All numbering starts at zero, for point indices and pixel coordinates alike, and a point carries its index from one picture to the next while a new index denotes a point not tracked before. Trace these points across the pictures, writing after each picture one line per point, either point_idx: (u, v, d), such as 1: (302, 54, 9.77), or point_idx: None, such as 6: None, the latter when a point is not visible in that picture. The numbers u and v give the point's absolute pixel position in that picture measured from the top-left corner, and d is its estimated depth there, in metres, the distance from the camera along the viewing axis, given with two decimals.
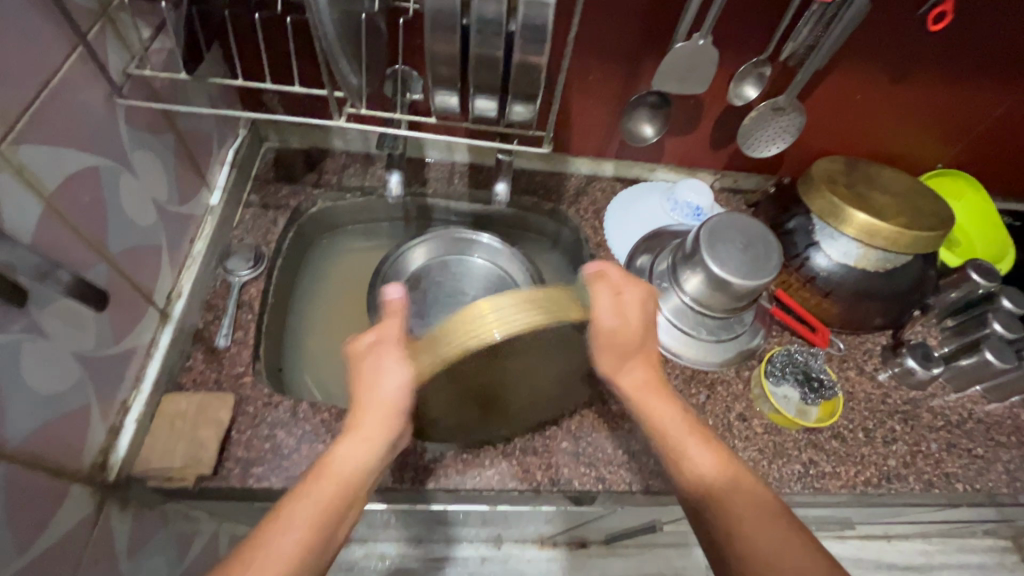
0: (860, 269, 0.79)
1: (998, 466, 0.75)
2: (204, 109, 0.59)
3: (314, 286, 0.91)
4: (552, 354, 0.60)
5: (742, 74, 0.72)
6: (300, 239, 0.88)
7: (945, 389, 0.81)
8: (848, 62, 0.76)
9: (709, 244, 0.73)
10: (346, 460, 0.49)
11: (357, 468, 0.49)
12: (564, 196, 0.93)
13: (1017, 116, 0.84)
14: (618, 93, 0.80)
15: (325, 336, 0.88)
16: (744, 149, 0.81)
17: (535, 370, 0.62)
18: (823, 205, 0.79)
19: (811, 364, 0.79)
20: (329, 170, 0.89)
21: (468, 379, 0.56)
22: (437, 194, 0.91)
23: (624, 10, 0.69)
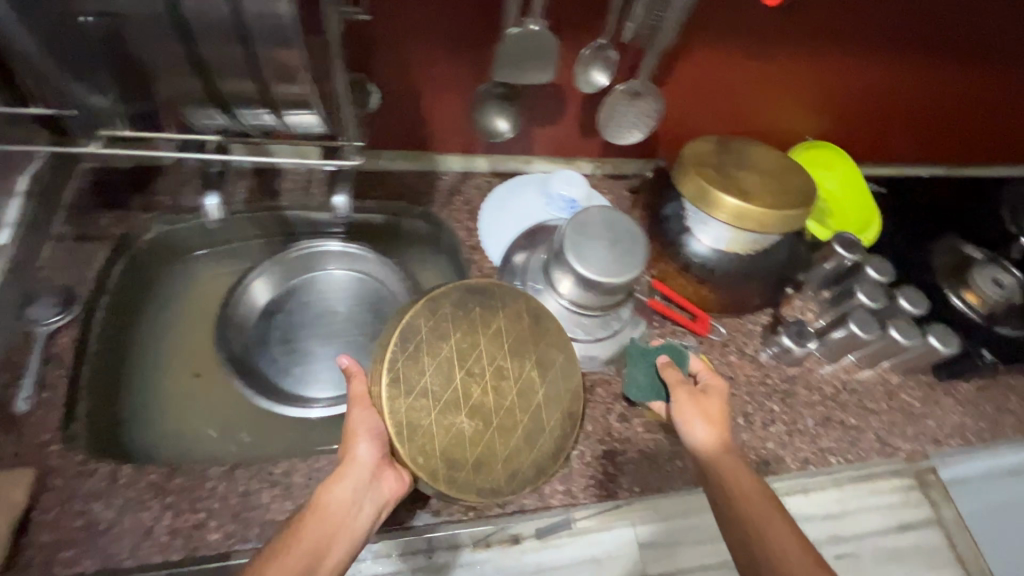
0: (732, 252, 0.78)
1: (870, 434, 0.78)
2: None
3: (163, 322, 0.79)
4: (518, 351, 0.66)
5: (586, 60, 0.66)
6: (135, 272, 0.77)
7: (821, 363, 0.82)
8: (703, 41, 0.73)
9: (573, 243, 0.69)
10: (336, 498, 0.54)
11: (343, 505, 0.54)
12: (436, 196, 0.85)
13: (875, 82, 0.84)
14: (470, 83, 0.73)
15: (172, 370, 0.77)
16: (606, 136, 0.75)
17: (524, 385, 0.65)
18: (693, 190, 0.76)
19: None
20: (163, 190, 0.78)
21: (456, 400, 0.61)
22: (294, 207, 0.82)
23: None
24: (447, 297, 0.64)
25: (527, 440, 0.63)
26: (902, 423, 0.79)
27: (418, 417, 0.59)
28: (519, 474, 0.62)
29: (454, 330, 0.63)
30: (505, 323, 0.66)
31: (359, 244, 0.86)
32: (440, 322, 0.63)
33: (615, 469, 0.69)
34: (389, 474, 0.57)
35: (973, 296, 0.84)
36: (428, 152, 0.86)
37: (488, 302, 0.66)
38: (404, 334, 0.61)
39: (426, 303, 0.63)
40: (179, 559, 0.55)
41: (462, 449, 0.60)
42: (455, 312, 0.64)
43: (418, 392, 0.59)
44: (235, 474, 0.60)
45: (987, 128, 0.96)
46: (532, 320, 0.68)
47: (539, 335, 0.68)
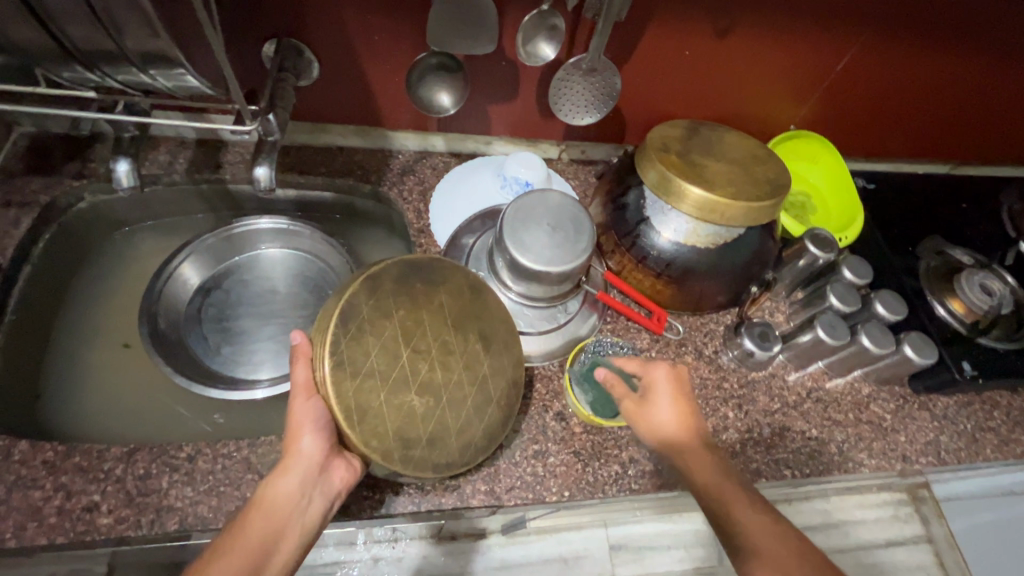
0: (691, 245, 0.73)
1: (831, 448, 0.72)
2: None
3: (95, 293, 0.77)
4: (462, 326, 0.61)
5: (528, 29, 0.61)
6: (67, 241, 0.74)
7: (786, 369, 0.77)
8: (664, 15, 0.67)
9: (512, 230, 0.65)
10: (279, 496, 0.49)
11: (288, 503, 0.49)
12: (387, 176, 0.81)
13: (861, 68, 0.78)
14: (413, 53, 0.69)
15: (102, 340, 0.75)
16: (556, 113, 0.70)
17: (469, 360, 0.60)
18: (651, 176, 0.71)
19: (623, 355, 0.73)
20: (98, 158, 0.74)
21: (404, 379, 0.56)
22: (237, 181, 0.78)
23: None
24: (386, 272, 0.58)
25: (477, 414, 0.60)
26: (868, 438, 0.74)
27: (367, 400, 0.53)
28: (474, 446, 0.59)
29: (397, 308, 0.57)
30: (448, 298, 0.61)
31: (300, 221, 0.83)
32: (382, 299, 0.57)
33: (545, 471, 0.65)
34: (338, 467, 0.52)
35: (959, 305, 0.77)
36: (379, 128, 0.81)
37: (432, 277, 0.61)
38: (345, 314, 0.54)
39: (366, 279, 0.56)
40: (66, 542, 0.53)
41: (414, 427, 0.55)
42: (398, 288, 0.58)
43: (364, 374, 0.54)
44: (134, 456, 0.57)
45: (984, 124, 0.89)
46: (475, 294, 0.63)
47: (484, 311, 0.63)
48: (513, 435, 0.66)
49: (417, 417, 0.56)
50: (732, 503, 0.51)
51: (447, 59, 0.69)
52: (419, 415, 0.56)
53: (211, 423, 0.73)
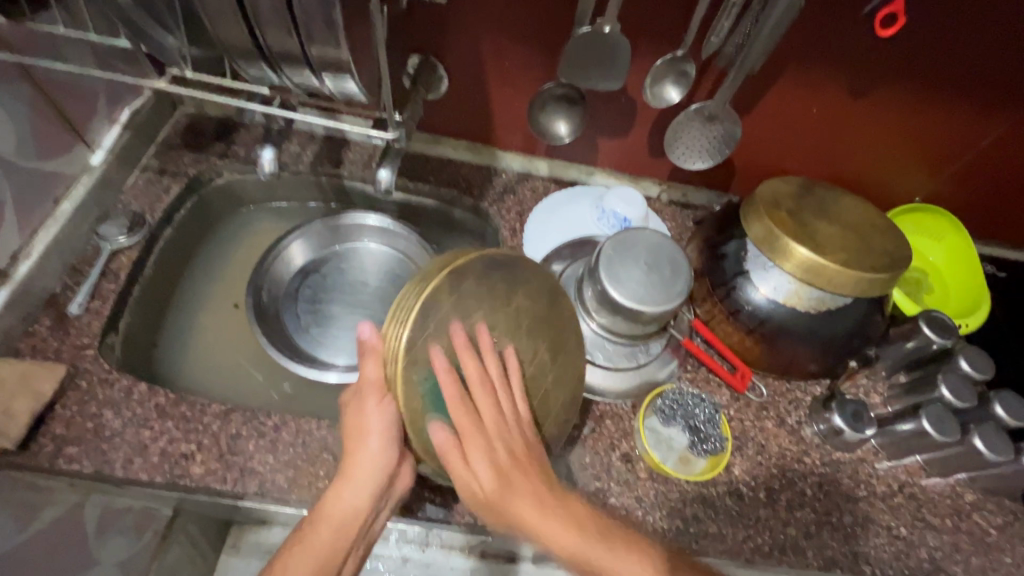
0: (790, 307, 0.69)
1: (921, 552, 0.65)
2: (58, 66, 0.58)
3: (217, 257, 0.85)
4: (538, 332, 0.59)
5: (659, 71, 0.62)
6: (203, 211, 0.83)
7: (876, 455, 0.71)
8: (797, 72, 0.66)
9: (608, 263, 0.65)
10: (344, 505, 0.52)
11: (353, 512, 0.52)
12: (489, 192, 0.84)
13: (1007, 149, 0.72)
14: (538, 81, 0.72)
15: (215, 302, 0.83)
16: (669, 154, 0.70)
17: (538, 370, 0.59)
18: (756, 231, 0.69)
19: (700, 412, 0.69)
20: (241, 142, 0.83)
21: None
22: (353, 178, 0.85)
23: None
24: (470, 266, 0.54)
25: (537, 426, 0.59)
26: (966, 550, 0.66)
27: (435, 407, 0.52)
28: None
29: (478, 309, 0.54)
30: (526, 299, 0.59)
31: (399, 223, 0.88)
32: (463, 296, 0.53)
33: (604, 510, 0.63)
34: (404, 470, 0.55)
35: None
36: (490, 147, 0.84)
37: (515, 276, 0.58)
38: (426, 309, 0.51)
39: (451, 272, 0.52)
40: (162, 482, 0.58)
41: None
42: (479, 284, 0.55)
43: (439, 378, 0.52)
44: (230, 416, 0.62)
45: None
46: (553, 301, 0.61)
47: (559, 322, 0.61)
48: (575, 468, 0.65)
49: None
50: (541, 520, 0.48)
51: (573, 92, 0.71)
52: None
53: (296, 396, 0.78)
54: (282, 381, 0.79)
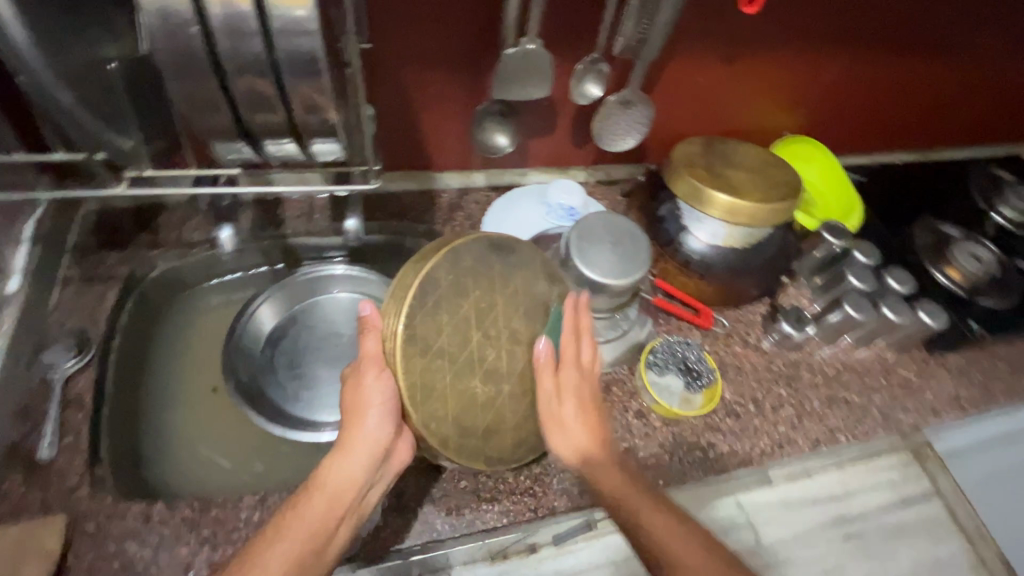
0: (728, 247, 0.81)
1: (873, 410, 0.81)
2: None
3: (175, 349, 0.78)
4: (533, 318, 0.63)
5: (580, 74, 0.70)
6: (144, 309, 0.76)
7: (820, 346, 0.86)
8: (684, 50, 0.77)
9: (579, 249, 0.72)
10: (342, 475, 0.57)
11: (349, 483, 0.56)
12: (439, 214, 0.87)
13: (844, 79, 0.90)
14: (465, 102, 0.76)
15: (189, 393, 0.77)
16: (601, 143, 0.79)
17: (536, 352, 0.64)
18: (686, 189, 0.80)
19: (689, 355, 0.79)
20: (166, 227, 0.78)
21: (471, 364, 0.58)
22: (298, 234, 0.82)
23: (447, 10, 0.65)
24: (468, 249, 0.59)
25: (535, 408, 0.64)
26: (902, 397, 0.83)
27: (432, 379, 0.56)
28: (526, 442, 0.64)
29: (473, 287, 0.59)
30: (522, 282, 0.63)
31: (366, 267, 0.85)
32: (461, 275, 0.58)
33: (638, 464, 0.71)
34: (399, 446, 0.59)
35: (955, 272, 0.89)
36: (427, 171, 0.87)
37: (510, 261, 0.62)
38: (425, 286, 0.55)
39: (449, 253, 0.58)
40: None
41: (474, 416, 0.59)
42: (477, 267, 0.60)
43: (435, 352, 0.56)
44: (268, 502, 0.60)
45: (945, 116, 1.03)
46: (547, 281, 0.65)
47: (550, 297, 0.65)
48: None
49: (475, 410, 0.59)
50: (641, 516, 0.58)
51: (506, 106, 0.76)
52: (478, 405, 0.59)
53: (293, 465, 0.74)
54: (253, 459, 0.74)
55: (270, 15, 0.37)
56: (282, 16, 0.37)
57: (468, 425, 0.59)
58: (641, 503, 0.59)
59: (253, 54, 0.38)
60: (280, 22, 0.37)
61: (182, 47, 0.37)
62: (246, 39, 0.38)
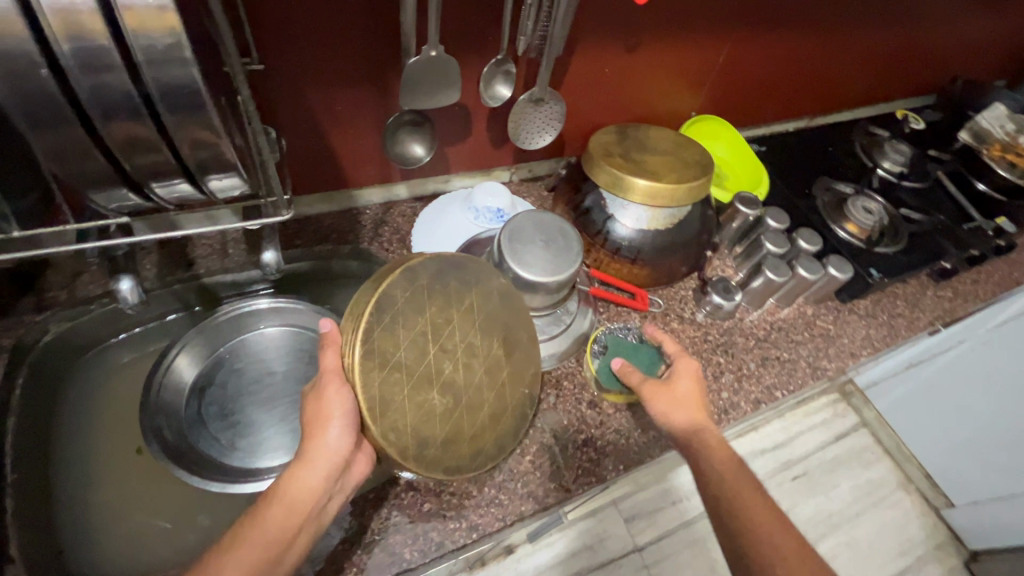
0: (654, 229, 0.84)
1: (802, 363, 0.87)
2: None
3: (86, 418, 0.71)
4: (489, 331, 0.64)
5: (488, 76, 0.70)
6: (41, 382, 0.68)
7: (748, 311, 0.91)
8: (585, 43, 0.79)
9: (512, 250, 0.72)
10: (302, 487, 0.52)
11: (310, 496, 0.52)
12: (364, 233, 0.84)
13: (735, 57, 0.95)
14: (376, 115, 0.73)
15: (110, 465, 0.70)
16: (517, 141, 0.80)
17: (491, 364, 0.64)
18: (606, 179, 0.82)
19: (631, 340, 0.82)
20: (54, 285, 0.70)
21: (428, 377, 0.57)
22: (213, 272, 0.76)
23: (342, 21, 0.62)
24: (424, 267, 0.59)
25: (492, 420, 0.64)
26: (824, 347, 0.90)
27: (390, 393, 0.54)
28: (484, 453, 0.62)
29: (430, 303, 0.58)
30: (477, 300, 0.63)
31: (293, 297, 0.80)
32: (418, 293, 0.57)
33: (598, 453, 0.72)
34: (358, 460, 0.56)
35: (853, 227, 0.96)
36: (346, 190, 0.84)
37: (465, 280, 0.62)
38: (382, 304, 0.54)
39: (405, 272, 0.56)
40: None
41: (430, 427, 0.57)
42: (434, 285, 0.59)
43: (393, 365, 0.54)
44: None
45: (825, 83, 1.12)
46: (503, 299, 0.66)
47: (505, 309, 0.66)
48: (557, 432, 0.73)
49: (434, 424, 0.57)
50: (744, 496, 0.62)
51: (419, 115, 0.75)
52: (437, 418, 0.57)
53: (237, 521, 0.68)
54: (192, 519, 0.68)
55: (134, 45, 0.32)
56: (146, 45, 0.32)
57: (428, 436, 0.56)
58: (747, 496, 0.62)
59: (120, 90, 0.34)
60: (148, 51, 0.33)
61: (32, 90, 0.33)
62: (108, 74, 0.33)
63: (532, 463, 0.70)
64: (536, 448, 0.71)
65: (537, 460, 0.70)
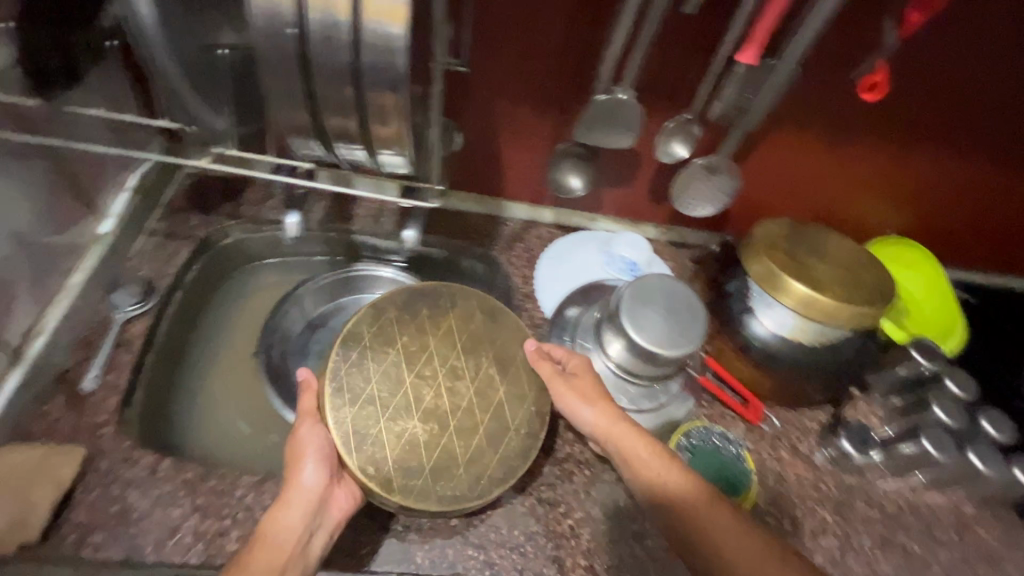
0: (795, 342, 0.74)
1: (936, 568, 0.70)
2: (84, 147, 0.56)
3: (226, 314, 0.82)
4: (472, 351, 0.67)
5: (670, 132, 0.66)
6: (209, 273, 0.81)
7: (883, 476, 0.75)
8: (786, 126, 0.73)
9: (631, 308, 0.69)
10: (284, 529, 0.53)
11: (291, 536, 0.53)
12: (499, 242, 0.87)
13: (966, 185, 0.81)
14: (548, 139, 0.76)
15: (226, 360, 0.80)
16: (677, 204, 0.75)
17: (485, 383, 0.65)
18: (760, 270, 0.74)
19: (726, 451, 0.72)
20: (248, 201, 0.83)
21: (407, 405, 0.62)
22: (363, 232, 0.85)
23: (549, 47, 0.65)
24: (389, 303, 0.67)
25: (490, 441, 0.63)
26: (974, 562, 0.71)
27: (366, 425, 0.60)
28: (485, 479, 0.61)
29: (401, 335, 0.66)
30: (457, 322, 0.68)
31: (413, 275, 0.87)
32: (385, 328, 0.66)
33: (644, 553, 0.65)
34: (338, 495, 0.58)
35: None
36: (498, 198, 0.88)
37: (436, 304, 0.69)
38: (348, 341, 0.64)
39: (371, 308, 0.66)
40: (199, 564, 0.56)
41: (416, 450, 0.60)
42: (403, 317, 0.67)
43: (365, 399, 0.61)
44: (264, 486, 0.60)
45: None
46: (487, 320, 0.69)
47: (494, 335, 0.69)
48: (609, 510, 0.67)
49: (414, 443, 0.60)
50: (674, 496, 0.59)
51: (586, 150, 0.75)
52: (421, 442, 0.60)
53: None
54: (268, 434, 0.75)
55: (363, 27, 0.38)
56: (375, 29, 0.37)
57: (413, 458, 0.60)
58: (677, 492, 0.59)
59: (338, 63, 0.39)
60: (371, 34, 0.38)
61: (279, 47, 0.39)
62: (335, 47, 0.38)
63: (571, 529, 0.65)
64: (580, 517, 0.66)
65: (577, 529, 0.65)
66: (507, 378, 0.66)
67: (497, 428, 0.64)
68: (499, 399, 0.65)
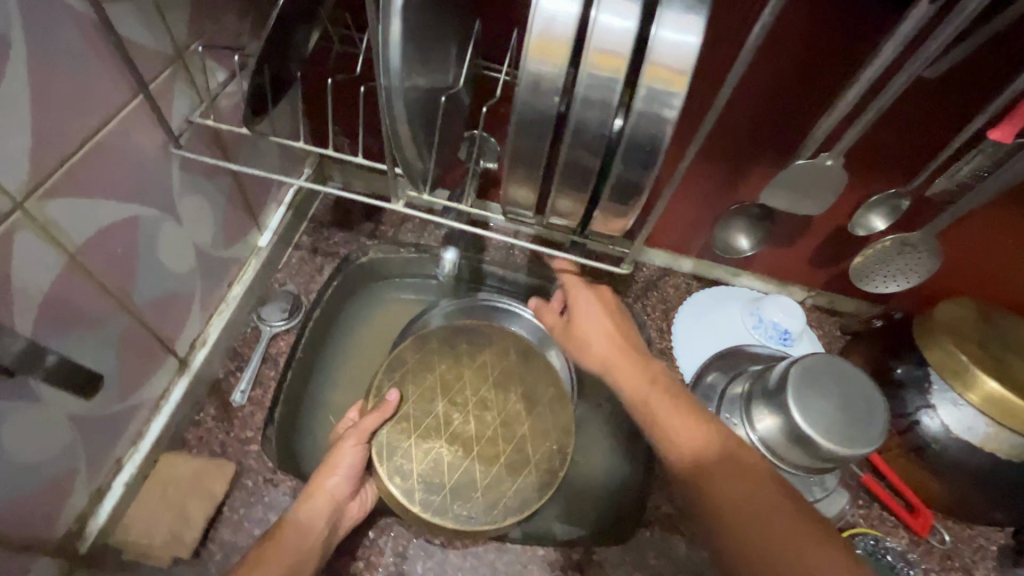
0: (988, 450, 0.64)
1: None
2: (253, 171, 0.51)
3: (353, 332, 0.79)
4: (503, 385, 0.68)
5: (872, 204, 0.61)
6: (343, 291, 0.78)
7: None
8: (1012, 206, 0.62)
9: (797, 390, 0.62)
10: (307, 522, 0.55)
11: (311, 533, 0.54)
12: (633, 289, 0.83)
13: None
14: (715, 195, 0.69)
15: (350, 383, 0.75)
16: (854, 278, 0.69)
17: (512, 416, 0.66)
18: (945, 360, 0.65)
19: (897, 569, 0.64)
20: (388, 222, 0.82)
21: (438, 427, 0.64)
22: (494, 263, 0.81)
23: (751, 111, 0.57)
24: (433, 334, 0.69)
25: (511, 473, 0.62)
26: None
27: (398, 439, 0.62)
28: (503, 509, 0.60)
29: (439, 363, 0.68)
30: (490, 357, 0.69)
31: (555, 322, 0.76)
32: (427, 355, 0.68)
33: None
34: (353, 503, 0.59)
35: None
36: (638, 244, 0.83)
37: (477, 339, 0.70)
38: (393, 363, 0.67)
39: (415, 338, 0.68)
40: None
41: (443, 470, 0.61)
42: (443, 348, 0.69)
43: (400, 416, 0.63)
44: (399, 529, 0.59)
45: None
46: (522, 359, 0.70)
47: (527, 374, 0.69)
48: None
49: (438, 464, 0.61)
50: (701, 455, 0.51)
51: (766, 211, 0.68)
52: (444, 462, 0.62)
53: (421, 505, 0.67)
54: None
55: (637, 96, 0.33)
56: (650, 95, 0.33)
57: (437, 476, 0.61)
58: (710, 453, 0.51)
59: (599, 132, 0.34)
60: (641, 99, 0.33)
61: (541, 106, 0.34)
62: (600, 114, 0.34)
63: None
64: None
65: None
66: (536, 415, 0.66)
67: (520, 459, 0.63)
68: (525, 434, 0.65)
